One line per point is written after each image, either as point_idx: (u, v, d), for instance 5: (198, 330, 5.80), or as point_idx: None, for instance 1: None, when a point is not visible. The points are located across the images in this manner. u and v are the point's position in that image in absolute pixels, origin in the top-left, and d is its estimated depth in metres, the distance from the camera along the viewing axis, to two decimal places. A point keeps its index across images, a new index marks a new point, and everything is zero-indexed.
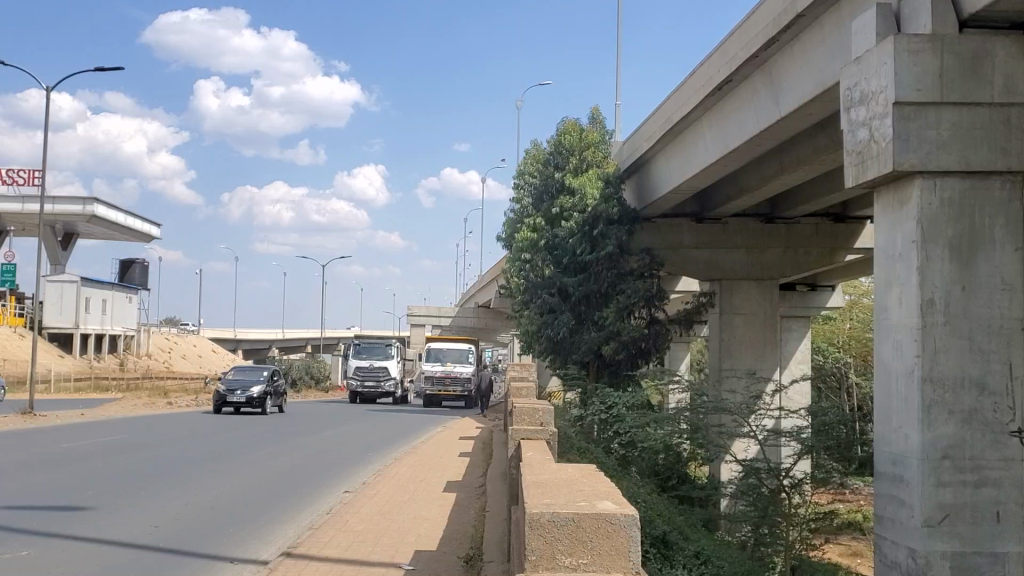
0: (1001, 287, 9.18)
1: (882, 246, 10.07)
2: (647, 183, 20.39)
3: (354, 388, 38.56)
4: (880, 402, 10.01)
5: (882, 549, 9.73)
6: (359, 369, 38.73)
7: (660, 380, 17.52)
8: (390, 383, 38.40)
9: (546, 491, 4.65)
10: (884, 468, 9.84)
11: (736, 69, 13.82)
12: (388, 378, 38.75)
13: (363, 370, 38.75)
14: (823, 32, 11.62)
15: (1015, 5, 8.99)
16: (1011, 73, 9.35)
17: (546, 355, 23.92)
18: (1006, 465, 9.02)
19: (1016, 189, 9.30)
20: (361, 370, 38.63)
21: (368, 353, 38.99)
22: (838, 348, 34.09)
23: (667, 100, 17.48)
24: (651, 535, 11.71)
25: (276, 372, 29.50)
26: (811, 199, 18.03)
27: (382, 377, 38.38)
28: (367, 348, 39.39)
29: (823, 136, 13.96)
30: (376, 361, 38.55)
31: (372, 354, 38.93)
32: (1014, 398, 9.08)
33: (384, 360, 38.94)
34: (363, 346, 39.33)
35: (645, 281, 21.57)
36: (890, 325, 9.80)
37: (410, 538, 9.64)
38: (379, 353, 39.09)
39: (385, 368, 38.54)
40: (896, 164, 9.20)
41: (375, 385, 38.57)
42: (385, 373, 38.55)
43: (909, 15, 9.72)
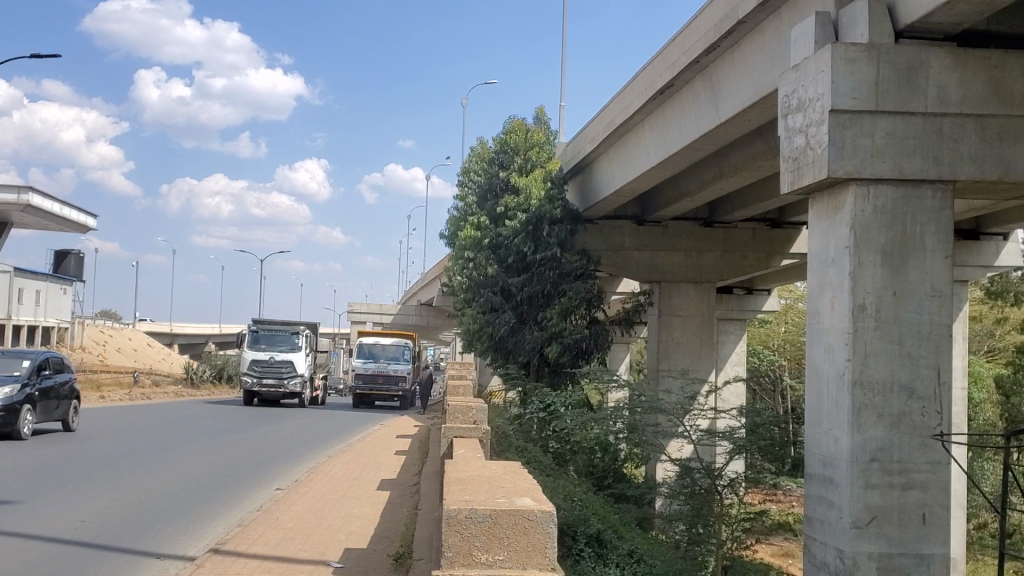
0: (931, 294, 9.37)
1: (816, 252, 10.23)
2: (590, 184, 20.48)
3: (250, 385, 32.80)
4: (812, 405, 10.16)
5: (811, 549, 9.87)
6: (257, 362, 32.86)
7: (599, 381, 17.61)
8: (294, 382, 32.83)
9: (465, 488, 4.62)
10: (814, 470, 9.98)
11: (678, 74, 13.94)
12: (291, 374, 33.10)
13: (262, 363, 32.94)
14: (763, 38, 11.76)
15: (950, 18, 9.14)
16: (945, 84, 9.50)
17: (487, 354, 23.89)
18: (933, 469, 9.22)
19: (948, 199, 9.52)
20: (261, 362, 32.81)
21: (269, 343, 33.09)
22: (773, 351, 34.53)
23: (611, 103, 17.59)
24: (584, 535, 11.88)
25: (40, 365, 18.42)
26: (751, 206, 18.25)
27: (284, 374, 32.75)
28: (268, 334, 33.44)
29: (762, 143, 14.13)
30: (279, 355, 32.81)
31: (273, 344, 33.06)
32: (942, 402, 9.29)
33: (288, 351, 33.16)
34: (263, 333, 33.41)
35: (586, 281, 21.60)
36: (822, 329, 9.96)
37: (341, 535, 9.56)
38: (282, 344, 33.23)
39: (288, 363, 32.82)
40: (832, 171, 9.34)
41: (276, 382, 32.90)
42: (288, 369, 32.98)
43: (846, 24, 9.86)
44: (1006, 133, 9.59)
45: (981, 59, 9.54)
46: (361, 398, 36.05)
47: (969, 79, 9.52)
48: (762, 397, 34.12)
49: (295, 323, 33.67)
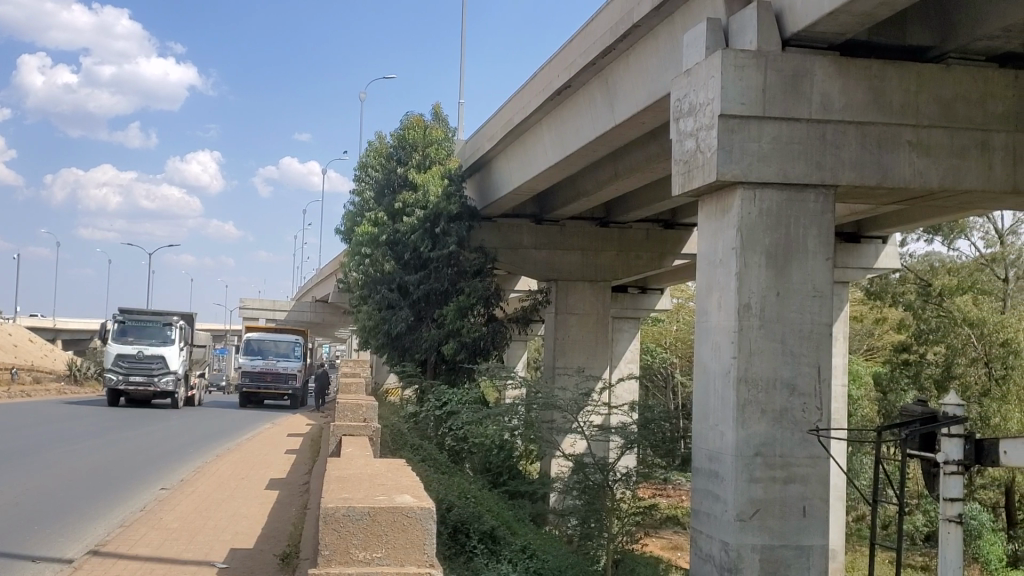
0: (813, 294, 9.72)
1: (704, 252, 10.48)
2: (488, 182, 20.55)
3: (114, 382, 28.95)
4: (699, 402, 10.41)
5: (697, 542, 10.14)
6: (123, 357, 29.03)
7: (495, 380, 17.70)
8: (166, 379, 29.33)
9: (346, 486, 4.61)
10: (701, 464, 10.24)
11: (575, 76, 14.11)
12: (162, 371, 29.54)
13: (129, 358, 29.18)
14: (657, 42, 12.00)
15: (833, 29, 9.47)
16: (828, 92, 9.83)
17: (382, 351, 23.83)
18: (812, 463, 9.58)
19: (829, 203, 9.89)
20: (127, 358, 29.02)
21: (138, 335, 29.50)
22: (666, 350, 35.23)
23: (509, 102, 17.69)
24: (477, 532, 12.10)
25: None
26: (647, 207, 18.49)
27: (155, 370, 29.20)
28: (136, 325, 29.82)
29: (655, 145, 14.41)
30: (149, 348, 29.19)
31: (143, 337, 29.52)
32: (821, 398, 9.64)
33: (159, 345, 29.64)
34: (130, 325, 29.74)
35: (484, 279, 21.69)
36: (709, 327, 10.23)
37: (227, 535, 9.41)
38: (153, 336, 29.75)
39: (160, 357, 29.30)
40: (720, 174, 9.59)
41: (145, 380, 29.22)
42: (159, 365, 29.41)
43: (736, 31, 10.13)
44: (884, 141, 9.98)
45: (862, 68, 9.91)
46: (248, 397, 35.18)
47: (851, 88, 9.88)
48: (655, 394, 34.79)
49: (167, 314, 30.26)
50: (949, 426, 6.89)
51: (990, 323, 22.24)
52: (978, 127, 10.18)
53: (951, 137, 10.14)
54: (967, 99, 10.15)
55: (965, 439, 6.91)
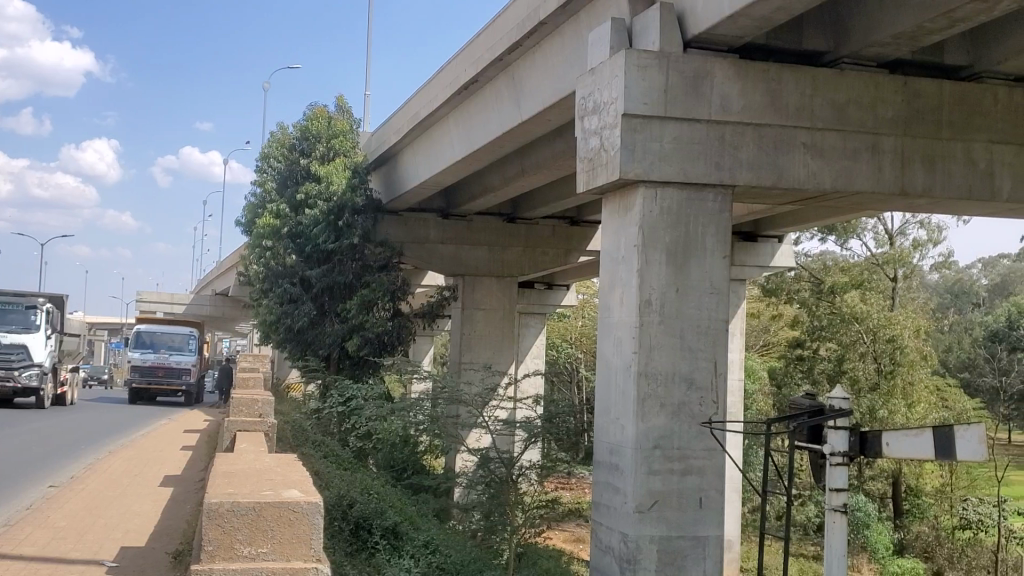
0: (710, 291, 9.95)
1: (608, 249, 10.63)
2: (395, 175, 20.44)
3: None
4: (601, 396, 10.55)
5: (597, 534, 10.29)
6: None
7: (399, 374, 17.67)
8: (27, 372, 27.95)
9: (231, 481, 4.56)
10: (601, 457, 10.39)
11: (481, 71, 14.14)
12: (25, 363, 28.09)
13: None
14: (563, 40, 12.12)
15: (733, 33, 9.69)
16: (727, 94, 10.05)
17: (284, 346, 23.54)
18: (708, 455, 9.83)
19: (727, 202, 10.13)
20: None
21: None
22: (571, 345, 35.66)
23: (416, 96, 17.65)
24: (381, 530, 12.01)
25: None
26: (553, 203, 18.65)
27: (16, 362, 27.73)
28: None
29: (561, 142, 14.55)
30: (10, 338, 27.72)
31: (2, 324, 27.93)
32: (717, 393, 9.87)
33: (20, 334, 28.19)
34: None
35: (390, 273, 21.55)
36: (611, 323, 10.38)
37: (118, 534, 9.17)
38: (14, 323, 28.25)
39: (21, 348, 27.90)
40: (623, 173, 9.74)
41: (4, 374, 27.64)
42: (21, 356, 27.96)
43: (639, 31, 10.28)
44: (780, 142, 10.26)
45: (760, 72, 10.16)
46: (137, 392, 34.07)
47: (749, 90, 10.12)
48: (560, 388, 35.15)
49: (31, 298, 28.69)
50: (836, 418, 7.11)
51: (876, 319, 23.52)
52: (869, 131, 10.52)
53: (843, 140, 10.46)
54: (859, 104, 10.47)
55: (850, 431, 7.17)
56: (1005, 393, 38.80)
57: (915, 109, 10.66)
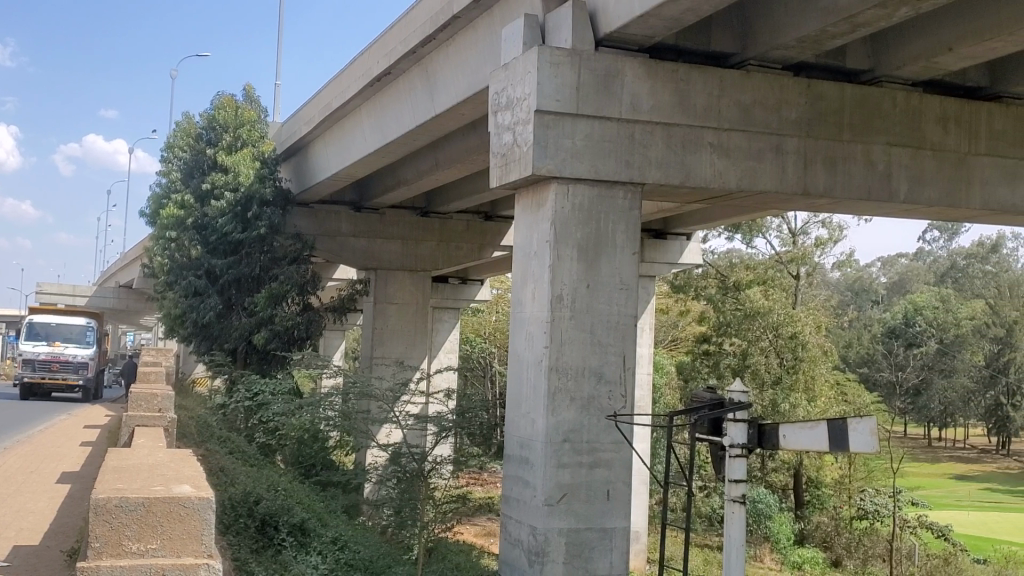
0: (620, 287, 10.08)
1: (520, 244, 10.69)
2: (305, 166, 20.16)
3: None
4: (512, 390, 10.59)
5: (507, 527, 10.35)
6: None
7: (308, 369, 17.49)
8: None
9: (121, 476, 4.46)
10: (511, 451, 10.44)
11: (394, 63, 14.06)
12: None
13: None
14: (476, 35, 12.13)
15: (643, 32, 9.82)
16: (637, 93, 10.18)
17: (190, 340, 23.08)
18: (616, 448, 9.96)
19: (636, 200, 10.27)
20: None
21: None
22: (484, 340, 35.76)
23: (327, 87, 17.47)
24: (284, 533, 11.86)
25: None
26: (466, 198, 18.65)
27: None
28: None
29: (474, 137, 14.55)
30: None
31: None
32: (626, 386, 10.01)
33: None
34: None
35: (300, 265, 21.30)
36: (523, 318, 10.43)
37: (10, 533, 8.87)
38: None
39: None
40: (535, 169, 9.79)
41: None
42: None
43: (552, 28, 10.34)
44: (687, 142, 10.45)
45: (670, 72, 10.32)
46: (29, 386, 32.82)
47: (659, 90, 10.27)
48: (474, 383, 35.23)
49: None
50: (735, 411, 7.29)
51: (780, 316, 24.18)
52: (774, 132, 10.78)
53: (749, 141, 10.71)
54: (764, 105, 10.73)
55: (749, 423, 7.31)
56: (898, 388, 40.22)
57: (818, 111, 10.96)
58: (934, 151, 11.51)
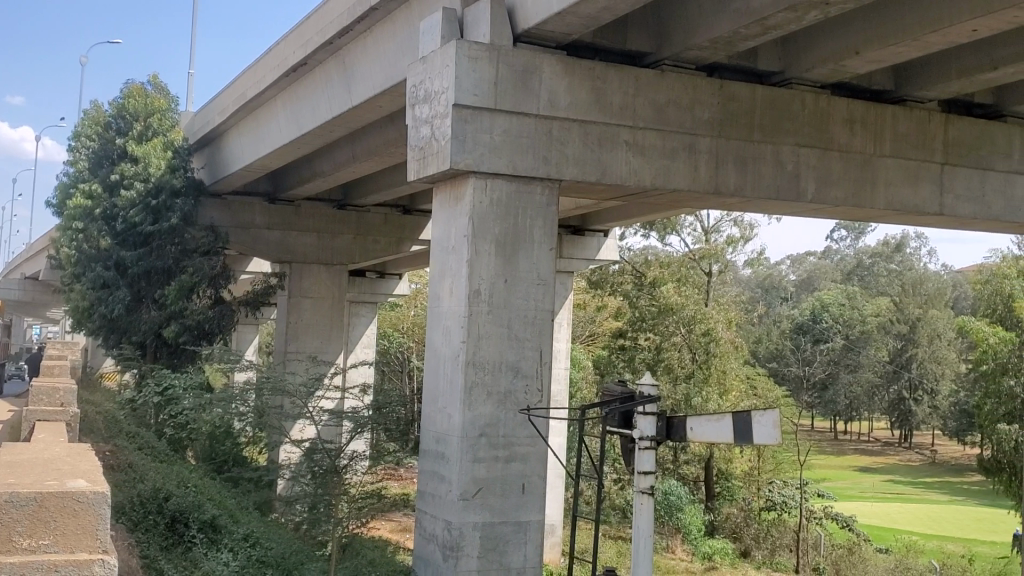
0: (537, 282, 10.15)
1: (437, 238, 10.66)
2: (219, 156, 19.76)
3: None
4: (428, 384, 10.56)
5: (422, 522, 10.34)
6: None
7: (220, 364, 17.28)
8: None
9: (11, 471, 4.34)
10: (428, 446, 10.39)
11: (311, 54, 13.89)
12: None
13: None
14: (394, 27, 12.06)
15: (560, 30, 9.88)
16: (554, 89, 10.24)
17: (98, 334, 22.60)
18: (532, 442, 10.02)
19: (554, 196, 10.35)
20: None
21: None
22: (402, 335, 35.62)
23: (242, 76, 17.19)
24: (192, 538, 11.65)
25: None
26: (383, 191, 18.50)
27: None
28: None
29: (392, 130, 14.48)
30: None
31: None
32: (542, 380, 10.09)
33: None
34: None
35: (211, 258, 20.75)
36: (440, 312, 10.41)
37: None
38: None
39: None
40: (452, 164, 9.78)
41: None
42: None
43: (470, 23, 10.35)
44: (604, 140, 10.55)
45: (587, 69, 10.41)
46: None
47: (575, 87, 10.35)
48: (391, 377, 35.06)
49: None
50: (644, 405, 7.31)
51: (691, 312, 24.68)
52: (687, 131, 10.95)
53: (663, 139, 10.86)
54: (678, 105, 10.91)
55: (658, 416, 7.37)
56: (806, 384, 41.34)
57: (730, 111, 11.19)
58: (841, 152, 11.83)
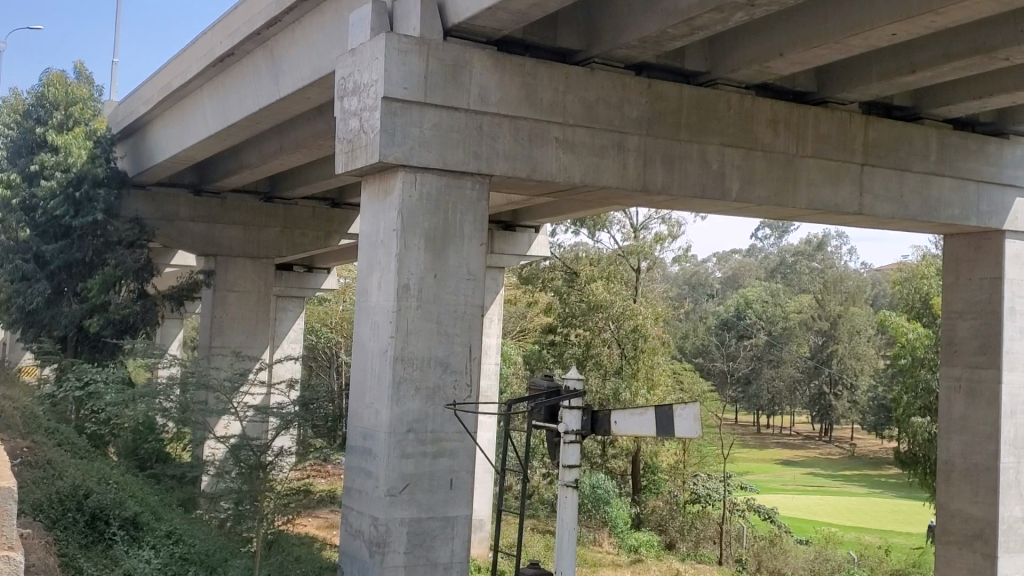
0: (466, 277, 10.15)
1: (366, 232, 10.59)
2: (143, 147, 19.33)
3: None
4: (355, 379, 10.49)
5: (348, 518, 10.27)
6: None
7: (142, 359, 16.95)
8: None
9: None
10: (354, 442, 10.33)
11: (238, 44, 13.69)
12: None
13: None
14: (322, 19, 11.94)
15: (490, 25, 9.89)
16: (485, 84, 10.24)
17: (18, 327, 22.10)
18: (460, 437, 10.02)
19: (484, 191, 10.35)
20: None
21: None
22: (329, 329, 35.27)
23: (167, 66, 16.85)
24: (111, 537, 11.42)
25: None
26: (312, 184, 18.31)
27: None
28: None
29: (321, 122, 14.34)
30: None
31: None
32: (470, 376, 10.10)
33: None
34: None
35: (135, 251, 20.29)
36: (369, 307, 10.33)
37: None
38: None
39: None
40: (381, 157, 9.71)
41: None
42: None
43: (400, 16, 10.30)
44: (534, 136, 10.58)
45: (517, 65, 10.43)
46: None
47: (505, 82, 10.36)
48: (318, 372, 34.70)
49: None
50: (570, 399, 7.37)
51: (620, 308, 24.99)
52: (616, 130, 11.06)
53: (592, 137, 10.94)
54: (607, 102, 11.00)
55: (584, 411, 7.40)
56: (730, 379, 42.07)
57: (658, 110, 11.32)
58: (766, 152, 12.06)
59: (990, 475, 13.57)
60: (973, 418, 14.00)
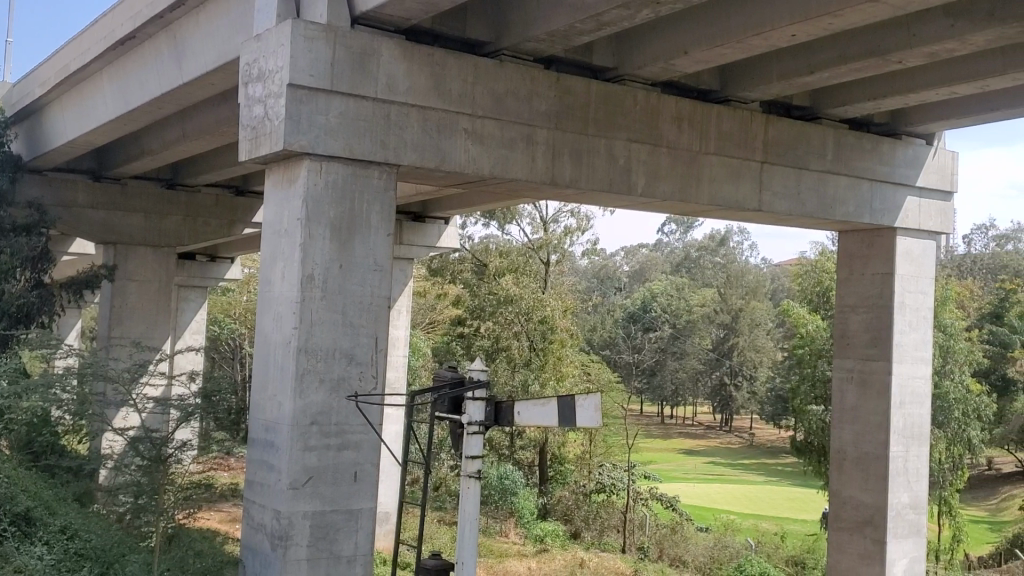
0: (373, 268, 10.08)
1: (269, 221, 10.44)
2: (40, 130, 18.62)
3: None
4: (257, 371, 10.34)
5: (249, 512, 10.14)
6: None
7: (38, 349, 16.43)
8: None
9: None
10: (257, 435, 10.19)
11: (139, 26, 13.33)
12: None
13: None
14: (227, 2, 11.71)
15: (399, 14, 9.85)
16: (393, 74, 10.19)
17: None
18: (365, 429, 9.95)
19: (391, 181, 10.29)
20: None
21: None
22: (234, 321, 34.66)
23: (65, 48, 16.29)
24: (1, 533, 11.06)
25: None
26: (217, 172, 17.95)
27: None
28: None
29: (225, 109, 14.08)
30: None
31: None
32: (376, 367, 10.06)
33: None
34: None
35: (32, 237, 19.24)
36: (272, 298, 10.18)
37: None
38: None
39: None
40: (286, 145, 9.57)
41: None
42: None
43: (308, 2, 10.17)
44: (442, 126, 10.57)
45: (426, 55, 10.41)
46: None
47: (414, 72, 10.33)
48: (222, 364, 34.13)
49: None
50: (474, 390, 7.36)
51: (528, 301, 25.18)
52: (525, 122, 11.11)
53: (501, 129, 10.98)
54: (516, 95, 11.04)
55: (487, 402, 7.44)
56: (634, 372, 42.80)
57: (566, 104, 11.43)
58: (670, 149, 12.27)
59: (880, 462, 14.09)
60: (864, 408, 14.51)
